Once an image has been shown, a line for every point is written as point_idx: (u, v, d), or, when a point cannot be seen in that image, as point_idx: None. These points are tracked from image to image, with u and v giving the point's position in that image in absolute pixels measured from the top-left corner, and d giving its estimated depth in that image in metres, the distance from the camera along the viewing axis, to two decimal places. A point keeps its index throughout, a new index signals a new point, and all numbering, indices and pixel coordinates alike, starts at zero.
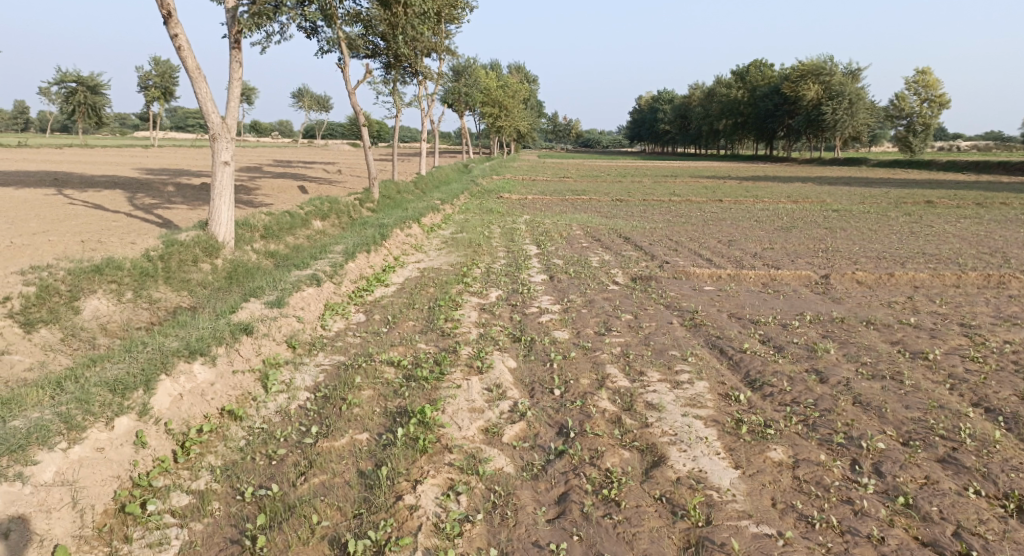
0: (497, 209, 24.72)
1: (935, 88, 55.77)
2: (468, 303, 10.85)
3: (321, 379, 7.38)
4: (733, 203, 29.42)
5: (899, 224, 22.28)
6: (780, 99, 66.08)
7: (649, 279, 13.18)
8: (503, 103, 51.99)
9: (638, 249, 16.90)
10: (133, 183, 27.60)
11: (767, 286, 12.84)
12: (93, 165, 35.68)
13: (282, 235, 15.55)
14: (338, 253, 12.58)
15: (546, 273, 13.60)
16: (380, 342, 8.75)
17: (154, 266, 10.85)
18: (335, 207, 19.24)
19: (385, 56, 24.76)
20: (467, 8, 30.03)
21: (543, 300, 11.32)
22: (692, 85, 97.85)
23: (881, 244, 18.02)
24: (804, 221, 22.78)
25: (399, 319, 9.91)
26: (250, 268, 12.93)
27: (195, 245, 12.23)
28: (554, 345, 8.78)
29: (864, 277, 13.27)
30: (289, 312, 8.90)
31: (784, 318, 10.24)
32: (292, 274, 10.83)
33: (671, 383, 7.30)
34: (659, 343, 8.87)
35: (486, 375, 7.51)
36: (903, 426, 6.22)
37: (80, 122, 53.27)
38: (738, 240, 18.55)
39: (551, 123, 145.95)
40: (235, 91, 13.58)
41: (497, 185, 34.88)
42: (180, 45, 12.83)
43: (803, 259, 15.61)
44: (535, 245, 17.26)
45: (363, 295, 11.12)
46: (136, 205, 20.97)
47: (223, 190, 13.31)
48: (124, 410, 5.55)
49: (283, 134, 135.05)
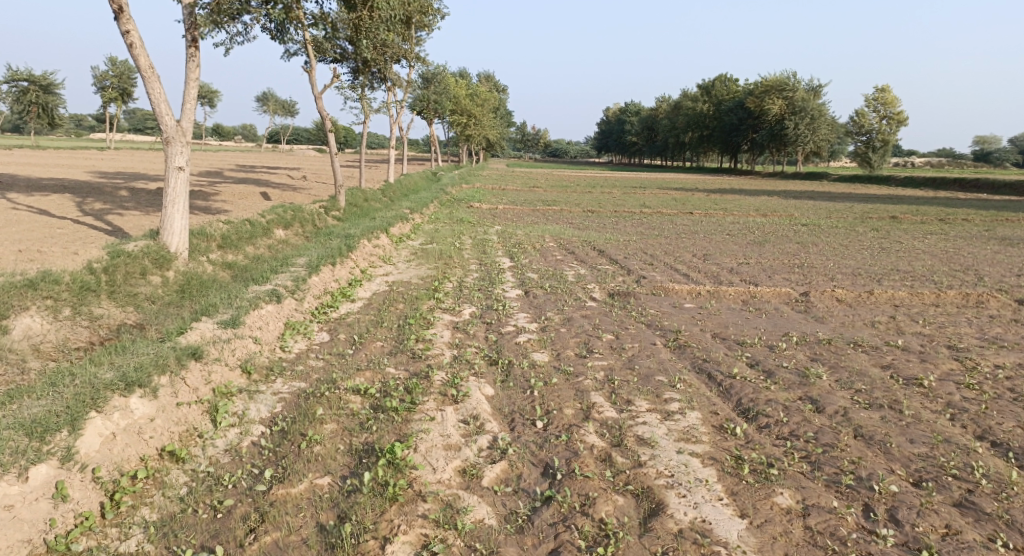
0: (466, 219, 24.10)
1: (893, 105, 56.93)
2: (440, 322, 10.20)
3: (278, 410, 6.67)
4: (703, 215, 29.29)
5: (869, 239, 22.27)
6: (744, 113, 66.83)
7: (627, 295, 12.69)
8: (472, 111, 51.47)
9: (613, 262, 16.46)
10: (84, 187, 26.35)
11: (748, 304, 12.46)
12: (44, 168, 34.15)
13: (241, 245, 14.73)
14: (300, 266, 11.83)
15: (521, 288, 13.03)
16: (345, 366, 8.05)
17: (96, 280, 10.07)
18: (299, 215, 18.44)
19: (352, 61, 24.07)
20: (437, 14, 29.50)
21: (519, 317, 10.74)
22: (659, 98, 98.65)
23: (854, 259, 17.87)
24: (776, 235, 22.67)
25: (366, 338, 9.23)
26: (205, 280, 12.11)
27: (143, 257, 11.39)
28: (533, 369, 8.18)
29: (844, 295, 12.98)
30: (245, 332, 8.16)
31: (769, 339, 9.83)
32: (250, 289, 10.07)
33: (662, 415, 6.78)
34: (644, 367, 8.35)
35: (461, 404, 6.88)
36: (912, 464, 5.81)
37: (31, 123, 51.26)
38: (713, 254, 18.24)
39: (518, 133, 145.97)
40: (192, 93, 12.77)
41: (466, 194, 34.30)
42: (132, 43, 12.00)
43: (780, 275, 15.33)
44: (507, 257, 16.70)
45: (327, 312, 10.41)
46: (85, 211, 19.89)
47: (176, 198, 12.47)
48: (42, 457, 4.84)
49: (246, 138, 132.80)
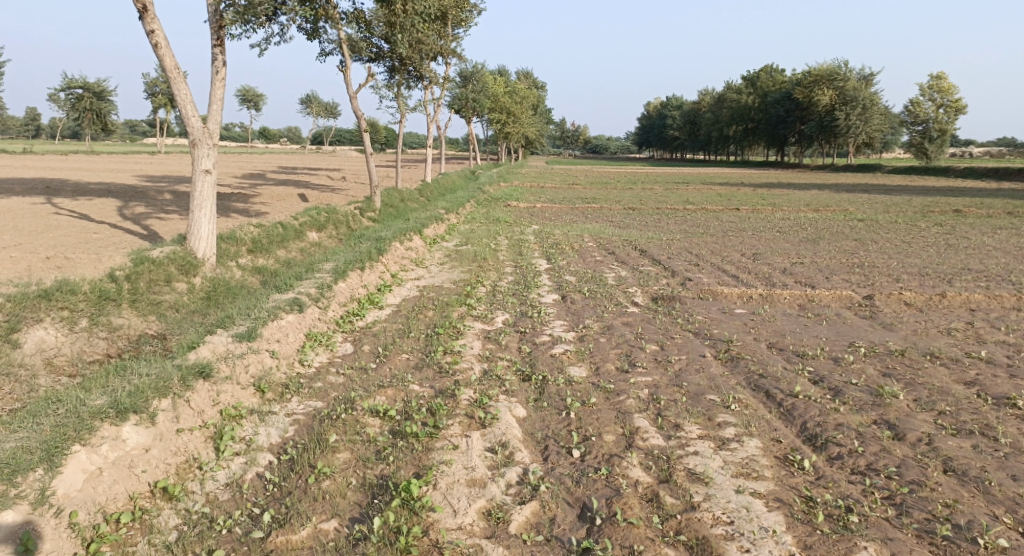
0: (504, 219, 23.42)
1: (951, 92, 54.34)
2: (471, 331, 9.54)
3: (290, 434, 6.11)
4: (751, 212, 28.07)
5: (933, 235, 20.89)
6: (792, 105, 64.54)
7: (672, 300, 11.85)
8: (510, 109, 50.78)
9: (656, 263, 15.60)
10: (127, 191, 26.52)
11: (805, 308, 11.50)
12: (92, 172, 34.64)
13: (272, 248, 14.34)
14: (326, 271, 11.31)
15: (558, 292, 12.29)
16: (367, 383, 7.43)
17: (117, 288, 9.73)
18: (332, 217, 18.03)
19: (388, 59, 23.67)
20: (474, 10, 28.92)
21: (555, 325, 10.02)
22: (702, 90, 96.34)
23: (918, 258, 16.63)
24: (831, 232, 21.43)
25: (391, 350, 8.62)
26: (232, 287, 11.70)
27: (169, 263, 11.02)
28: (570, 386, 7.47)
29: (912, 298, 11.91)
30: (262, 346, 7.63)
31: (833, 350, 8.91)
32: (271, 298, 9.56)
33: (715, 442, 6.00)
34: (693, 384, 7.54)
35: (489, 428, 6.22)
36: (1021, 510, 4.97)
37: (85, 129, 52.38)
38: (764, 254, 17.19)
39: (559, 129, 144.62)
40: (218, 93, 12.38)
41: (504, 192, 33.66)
42: (157, 43, 11.65)
43: (839, 276, 14.28)
44: (545, 259, 15.97)
45: (353, 321, 9.85)
46: (123, 215, 19.85)
47: (203, 202, 12.08)
48: (11, 501, 4.42)
49: (291, 140, 134.90)
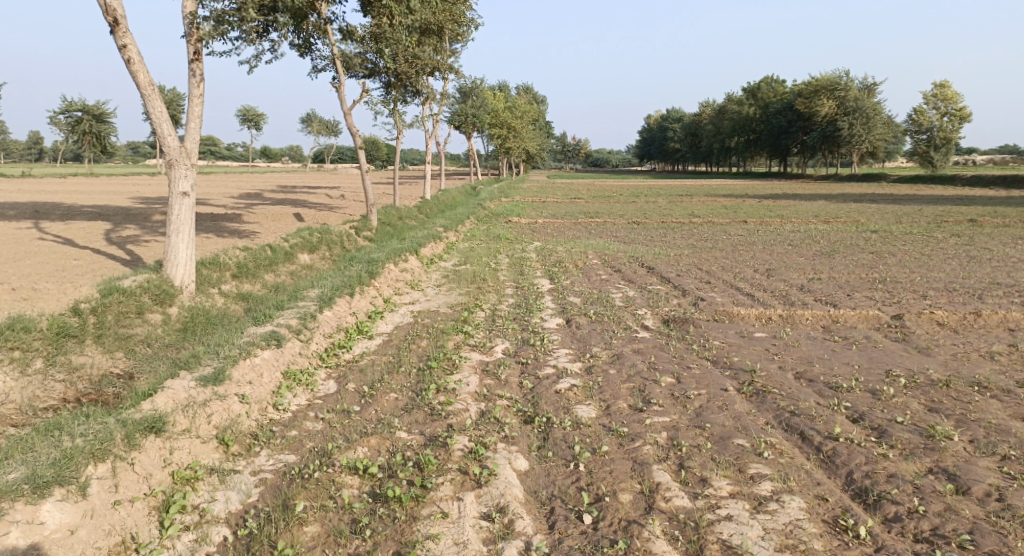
0: (504, 236, 22.66)
1: (955, 100, 53.67)
2: (467, 364, 8.68)
3: (253, 499, 5.28)
4: (758, 224, 27.25)
5: (950, 247, 20.04)
6: (794, 115, 63.89)
7: (684, 323, 10.97)
8: (511, 124, 50.13)
9: (665, 281, 14.75)
10: (118, 213, 25.84)
11: (830, 331, 10.62)
12: (87, 195, 33.95)
13: (259, 273, 13.50)
14: (311, 299, 10.45)
15: (562, 316, 11.42)
16: (349, 430, 6.57)
17: (81, 323, 9.05)
18: (326, 237, 17.25)
19: (383, 75, 23.04)
20: (472, 24, 28.36)
21: (560, 355, 9.14)
22: (703, 102, 95.87)
23: (941, 272, 15.79)
24: (845, 245, 20.58)
25: (378, 389, 7.73)
26: (212, 316, 10.88)
27: (142, 293, 10.20)
28: (579, 430, 6.59)
29: (944, 317, 11.04)
30: (231, 389, 6.76)
31: (869, 381, 8.03)
32: (247, 330, 8.71)
33: (750, 504, 5.17)
34: (718, 425, 6.65)
35: (486, 488, 5.39)
36: None
37: (85, 151, 51.84)
38: (777, 269, 16.32)
39: (560, 144, 143.78)
40: (196, 110, 11.62)
41: (505, 208, 32.92)
42: (130, 59, 10.86)
43: (860, 292, 13.43)
44: (547, 278, 15.13)
45: (338, 354, 8.99)
46: (109, 238, 19.10)
47: (180, 226, 11.25)
48: None
49: (293, 159, 135.16)
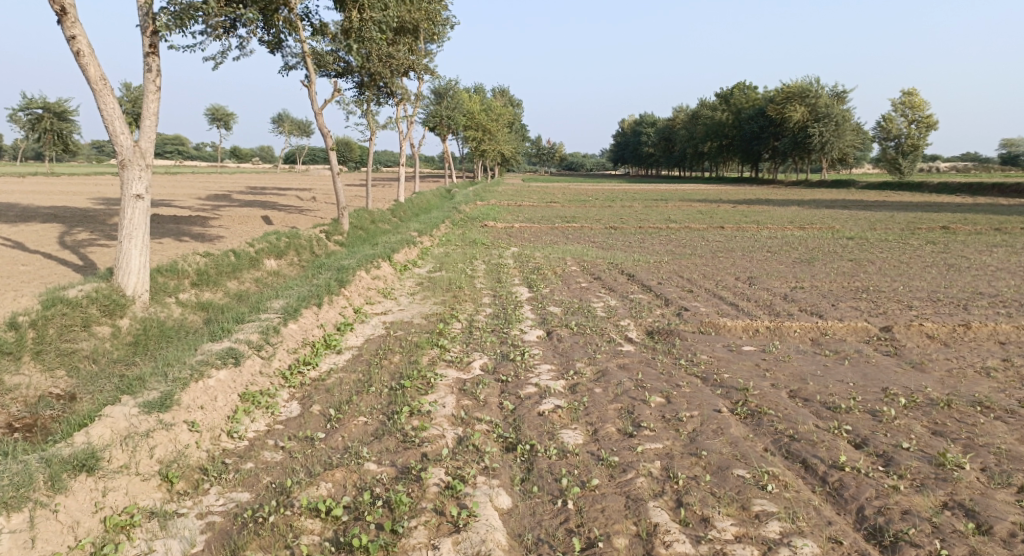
0: (480, 241, 22.10)
1: (922, 108, 54.35)
2: (443, 382, 8.05)
3: (198, 549, 4.77)
4: (735, 230, 27.03)
5: (928, 254, 19.91)
6: (766, 121, 64.28)
7: (669, 335, 10.48)
8: (486, 126, 49.56)
9: (647, 290, 14.29)
10: (76, 215, 24.74)
11: (820, 344, 10.21)
12: (46, 194, 32.61)
13: (221, 280, 12.73)
14: (274, 311, 9.75)
15: (543, 327, 10.87)
16: (312, 460, 5.95)
17: (18, 340, 8.32)
18: (294, 242, 16.50)
19: (356, 75, 22.34)
20: (447, 25, 27.78)
21: (542, 372, 8.56)
22: (676, 107, 96.27)
23: (924, 280, 15.57)
24: (824, 252, 20.37)
25: (346, 412, 7.07)
26: (168, 328, 10.14)
27: (90, 304, 9.43)
28: (565, 459, 6.04)
29: (934, 329, 10.71)
30: (179, 416, 6.10)
31: (869, 401, 7.58)
32: (202, 347, 7.99)
33: (759, 550, 4.83)
34: (714, 453, 6.15)
35: (464, 533, 4.92)
36: None
37: (46, 150, 50.10)
38: (759, 277, 15.96)
39: (535, 147, 143.44)
40: (152, 107, 10.86)
41: (481, 212, 32.33)
42: (80, 51, 10.04)
43: (846, 302, 13.10)
44: (525, 286, 14.56)
45: (302, 372, 8.31)
46: (64, 242, 18.12)
47: (133, 231, 10.45)
48: None
49: (264, 159, 133.18)
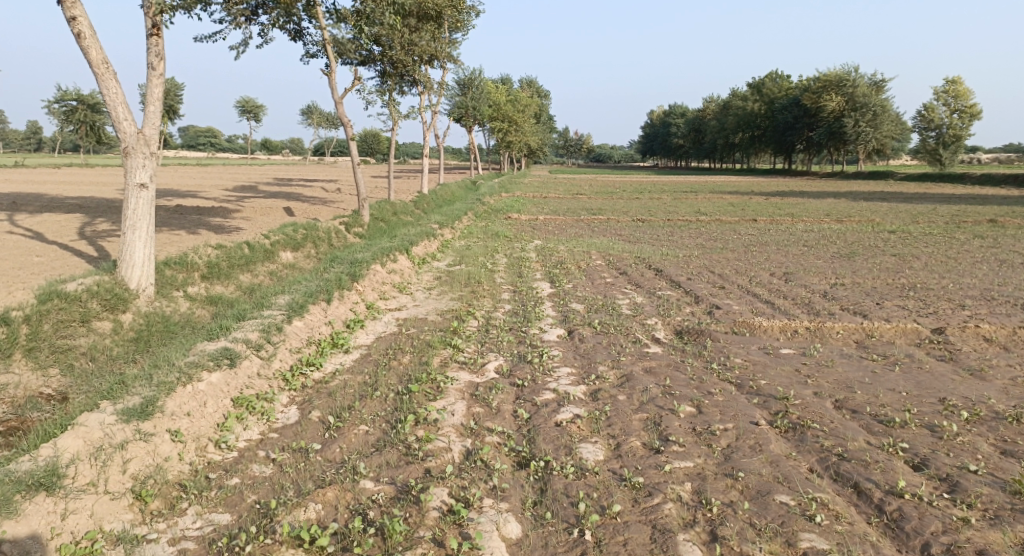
0: (503, 233, 21.50)
1: (965, 97, 52.27)
2: (454, 387, 7.44)
3: None
4: (769, 222, 26.02)
5: (975, 249, 18.79)
6: (800, 111, 62.50)
7: (700, 336, 9.74)
8: (512, 117, 48.74)
9: (676, 286, 13.52)
10: (100, 206, 24.65)
11: (865, 347, 9.39)
12: (75, 185, 32.73)
13: (233, 273, 12.28)
14: (279, 307, 9.22)
15: (564, 326, 10.20)
16: (303, 475, 5.39)
17: (10, 335, 7.90)
18: (311, 234, 16.02)
19: (378, 63, 21.81)
20: (472, 12, 27.15)
21: (561, 376, 7.90)
22: (707, 97, 94.43)
23: (974, 278, 14.55)
24: (864, 246, 19.37)
25: (346, 420, 6.48)
26: (172, 323, 9.68)
27: (90, 298, 9.00)
28: (583, 479, 5.39)
29: (991, 331, 9.81)
30: (160, 425, 5.64)
31: (926, 414, 6.80)
32: (197, 346, 7.48)
33: None
34: (753, 473, 5.46)
35: None
36: None
37: (80, 142, 50.58)
38: (796, 273, 15.07)
39: (563, 139, 142.17)
40: (155, 92, 10.39)
41: (505, 203, 31.71)
42: (81, 34, 9.58)
43: (892, 300, 12.19)
44: (547, 281, 13.89)
45: (304, 373, 7.75)
46: (83, 233, 17.90)
47: (137, 221, 9.98)
48: None
49: (294, 151, 134.16)
